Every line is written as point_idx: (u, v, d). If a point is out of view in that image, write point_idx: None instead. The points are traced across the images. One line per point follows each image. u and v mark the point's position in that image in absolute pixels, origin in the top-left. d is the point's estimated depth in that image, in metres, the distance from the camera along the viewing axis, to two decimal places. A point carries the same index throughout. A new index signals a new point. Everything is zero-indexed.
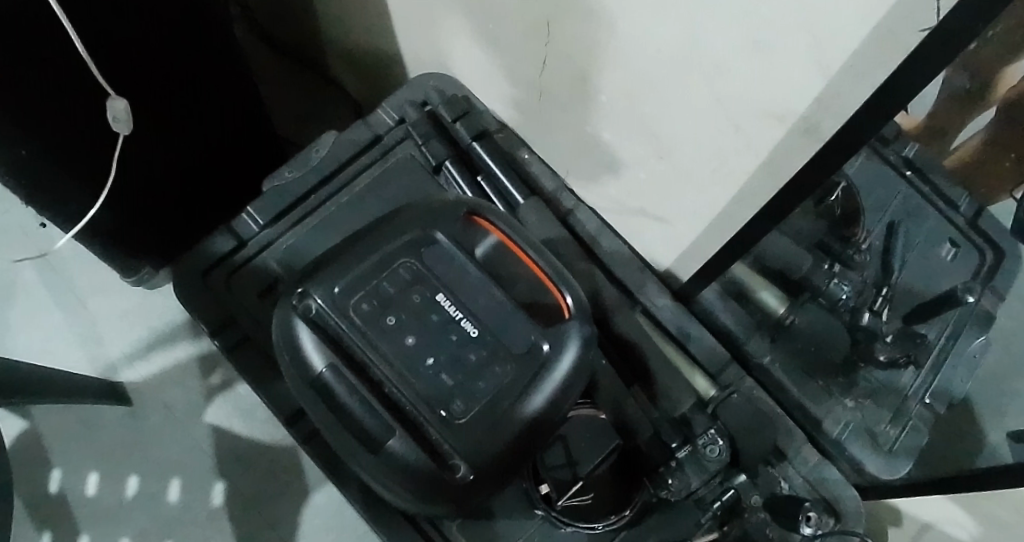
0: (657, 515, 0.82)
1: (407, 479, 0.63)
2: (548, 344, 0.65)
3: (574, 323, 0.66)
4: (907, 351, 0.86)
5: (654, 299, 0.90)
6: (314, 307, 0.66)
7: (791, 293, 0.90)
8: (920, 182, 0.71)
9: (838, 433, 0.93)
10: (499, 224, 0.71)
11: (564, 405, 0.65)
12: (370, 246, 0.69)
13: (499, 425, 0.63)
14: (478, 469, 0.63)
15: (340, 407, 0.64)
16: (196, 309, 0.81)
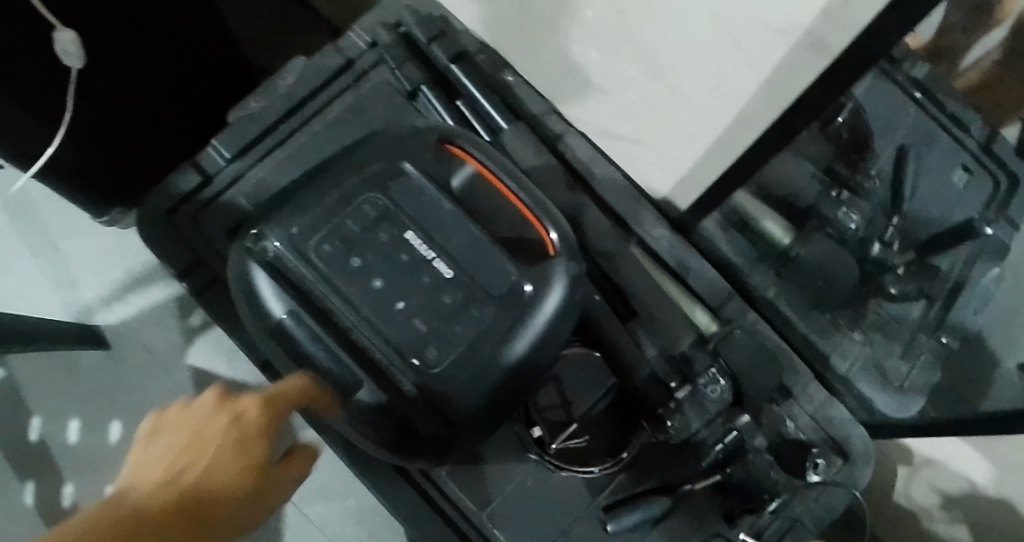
0: (652, 457, 0.80)
1: (381, 432, 0.62)
2: (531, 285, 0.61)
3: (560, 259, 0.62)
4: (918, 284, 0.87)
5: (651, 230, 0.84)
6: (273, 250, 0.62)
7: (796, 223, 0.86)
8: (933, 105, 0.80)
9: (846, 369, 0.86)
10: (475, 153, 0.66)
11: (548, 352, 0.62)
12: (331, 183, 0.65)
13: (478, 374, 0.60)
14: (454, 423, 0.61)
15: (301, 353, 0.61)
16: (163, 251, 0.78)
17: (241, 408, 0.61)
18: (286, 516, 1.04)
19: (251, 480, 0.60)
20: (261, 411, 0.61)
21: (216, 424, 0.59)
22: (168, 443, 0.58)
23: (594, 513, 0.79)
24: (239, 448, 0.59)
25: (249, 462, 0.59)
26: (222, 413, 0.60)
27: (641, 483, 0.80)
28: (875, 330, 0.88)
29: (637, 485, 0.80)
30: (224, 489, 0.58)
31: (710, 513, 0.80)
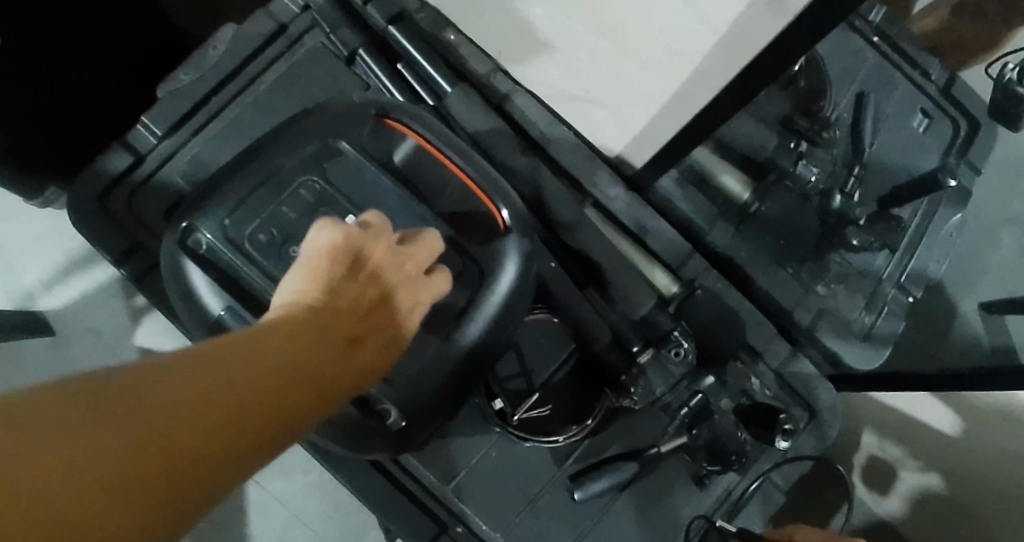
0: (620, 421, 0.80)
1: (334, 425, 0.62)
2: (483, 264, 0.65)
3: (513, 238, 0.65)
4: (879, 234, 0.86)
5: (605, 191, 0.82)
6: (205, 242, 0.64)
7: (755, 177, 0.85)
8: (885, 46, 0.83)
9: (810, 323, 0.85)
10: (415, 126, 0.69)
11: (499, 335, 0.64)
12: (266, 166, 0.66)
13: (432, 365, 0.62)
14: (410, 416, 0.63)
15: None
16: (97, 233, 0.75)
17: (373, 273, 0.50)
18: (248, 495, 0.96)
19: (373, 350, 0.48)
20: (387, 274, 0.52)
21: (360, 259, 0.50)
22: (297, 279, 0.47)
23: (560, 481, 0.78)
24: (374, 285, 0.50)
25: (386, 330, 0.50)
26: (351, 262, 0.49)
27: (608, 448, 0.79)
28: (836, 282, 0.87)
29: (604, 450, 0.79)
30: (356, 332, 0.46)
31: (675, 477, 0.81)
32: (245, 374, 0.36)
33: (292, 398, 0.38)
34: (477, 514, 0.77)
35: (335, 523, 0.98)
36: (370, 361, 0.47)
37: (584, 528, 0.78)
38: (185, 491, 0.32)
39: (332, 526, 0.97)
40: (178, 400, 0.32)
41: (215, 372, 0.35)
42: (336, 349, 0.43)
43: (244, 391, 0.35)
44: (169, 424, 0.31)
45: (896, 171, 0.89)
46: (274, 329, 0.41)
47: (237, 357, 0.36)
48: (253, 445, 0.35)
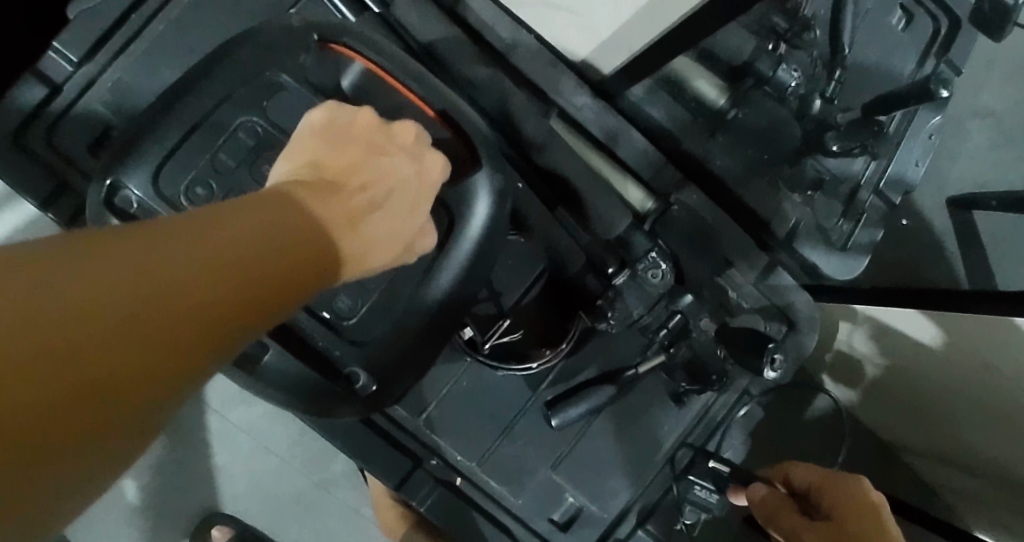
0: (595, 342, 0.77)
1: (298, 391, 0.59)
2: (454, 199, 0.60)
3: (484, 170, 0.60)
4: (860, 141, 0.80)
5: (571, 99, 0.75)
6: (134, 199, 0.59)
7: (730, 81, 0.80)
8: None
9: (790, 228, 0.81)
10: (360, 48, 0.60)
11: (471, 285, 0.61)
12: (201, 106, 0.60)
13: (395, 308, 0.60)
14: (380, 377, 0.60)
15: None
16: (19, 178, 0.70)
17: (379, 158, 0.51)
18: (208, 427, 0.92)
19: (362, 228, 0.46)
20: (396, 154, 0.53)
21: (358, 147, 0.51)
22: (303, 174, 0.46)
23: (537, 407, 0.76)
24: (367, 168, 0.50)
25: (398, 203, 0.50)
26: (346, 155, 0.50)
27: (582, 371, 0.77)
28: (814, 190, 0.83)
29: (578, 374, 0.77)
30: (331, 214, 0.44)
31: (654, 396, 0.79)
32: (194, 245, 0.34)
33: (246, 300, 0.35)
34: (450, 444, 0.74)
35: (301, 449, 0.94)
36: (355, 237, 0.46)
37: (564, 452, 0.77)
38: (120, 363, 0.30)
39: (299, 452, 0.94)
40: (109, 274, 0.31)
41: (155, 246, 0.33)
42: (305, 228, 0.41)
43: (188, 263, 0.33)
44: (98, 297, 0.30)
45: (874, 73, 0.86)
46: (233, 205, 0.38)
47: (184, 229, 0.34)
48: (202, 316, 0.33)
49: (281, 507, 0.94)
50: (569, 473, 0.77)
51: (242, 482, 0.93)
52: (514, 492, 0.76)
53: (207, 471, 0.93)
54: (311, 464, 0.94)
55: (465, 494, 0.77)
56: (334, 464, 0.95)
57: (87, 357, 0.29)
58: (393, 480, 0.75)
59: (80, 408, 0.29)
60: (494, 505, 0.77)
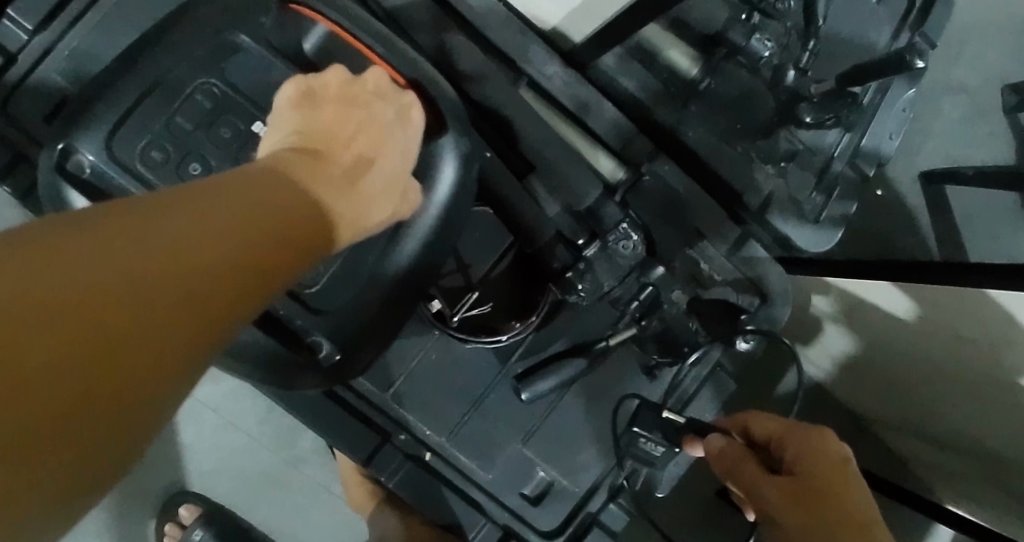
0: (564, 313, 0.76)
1: (258, 362, 0.57)
2: (419, 168, 0.58)
3: (449, 135, 0.57)
4: (833, 112, 0.78)
5: (542, 68, 0.73)
6: (88, 164, 0.56)
7: (702, 50, 0.80)
8: None
9: (760, 205, 0.80)
10: (319, 6, 0.57)
11: (442, 250, 0.59)
12: (155, 69, 0.57)
13: (363, 281, 0.58)
14: (343, 347, 0.58)
15: None
16: None
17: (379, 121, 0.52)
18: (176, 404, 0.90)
19: (363, 197, 0.47)
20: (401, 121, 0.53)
21: (365, 113, 0.52)
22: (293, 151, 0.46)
23: (507, 381, 0.75)
24: (369, 134, 0.51)
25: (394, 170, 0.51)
26: (347, 117, 0.51)
27: (552, 343, 0.76)
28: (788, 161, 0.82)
29: (548, 346, 0.76)
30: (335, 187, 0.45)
31: (624, 367, 0.79)
32: (217, 230, 0.35)
33: (247, 289, 0.36)
34: (418, 418, 0.73)
35: (270, 426, 0.93)
36: (359, 207, 0.47)
37: (534, 426, 0.76)
38: (163, 350, 0.32)
39: (267, 429, 0.93)
40: (146, 267, 0.32)
41: (182, 234, 0.33)
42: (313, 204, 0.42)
43: (217, 251, 0.35)
44: (138, 292, 0.31)
45: (846, 47, 0.86)
46: (246, 185, 0.39)
47: (209, 215, 0.35)
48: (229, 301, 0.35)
49: (249, 485, 0.93)
50: (539, 446, 0.77)
51: (210, 458, 0.92)
52: (484, 467, 0.75)
53: (173, 449, 0.91)
54: (280, 439, 0.93)
55: (434, 469, 0.75)
56: (303, 439, 0.94)
57: (130, 345, 0.31)
58: (361, 455, 0.74)
59: (129, 394, 0.31)
60: (463, 480, 0.75)
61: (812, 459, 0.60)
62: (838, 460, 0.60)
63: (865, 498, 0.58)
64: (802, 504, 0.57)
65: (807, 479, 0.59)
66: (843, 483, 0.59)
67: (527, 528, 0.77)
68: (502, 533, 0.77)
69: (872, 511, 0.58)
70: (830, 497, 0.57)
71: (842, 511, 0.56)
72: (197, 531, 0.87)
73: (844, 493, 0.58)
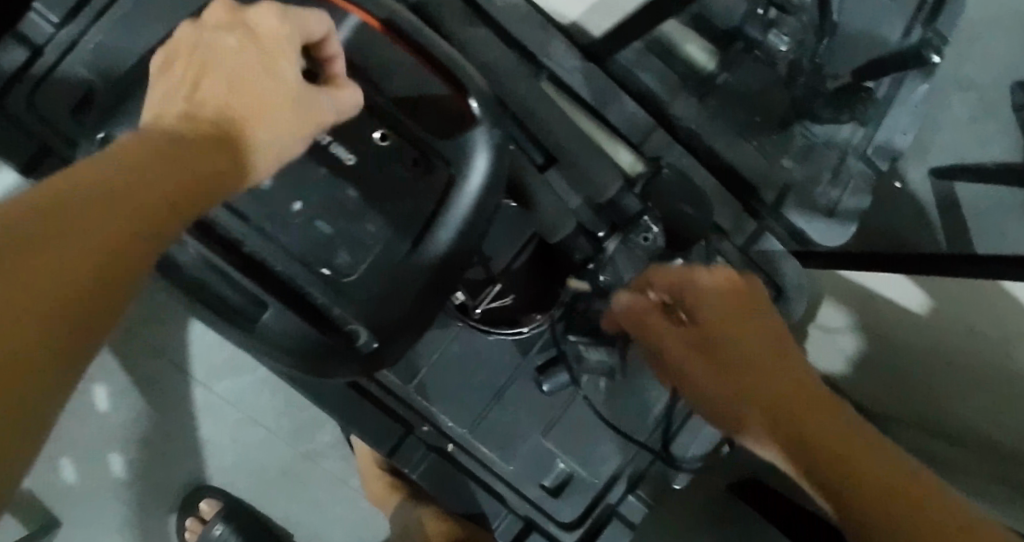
0: (584, 305, 0.76)
1: (294, 351, 0.59)
2: (450, 162, 0.58)
3: (480, 124, 0.58)
4: (850, 107, 0.82)
5: (561, 62, 0.75)
6: None
7: (722, 45, 0.81)
8: None
9: (776, 200, 0.82)
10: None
11: (473, 239, 0.58)
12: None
13: (399, 272, 0.58)
14: (379, 335, 0.58)
15: (182, 271, 0.59)
16: None
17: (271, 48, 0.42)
18: (195, 398, 0.91)
19: (276, 119, 0.41)
20: (284, 33, 0.43)
21: (239, 46, 0.42)
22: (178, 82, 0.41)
23: (527, 371, 0.76)
24: (247, 69, 0.41)
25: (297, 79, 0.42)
26: (212, 73, 0.40)
27: None
28: (802, 156, 0.83)
29: (568, 338, 0.76)
30: (251, 111, 0.40)
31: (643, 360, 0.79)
32: (147, 171, 0.35)
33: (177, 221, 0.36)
34: (441, 410, 0.74)
35: (288, 420, 0.93)
36: (288, 133, 0.41)
37: (555, 418, 0.77)
38: (71, 341, 0.30)
39: (286, 423, 0.93)
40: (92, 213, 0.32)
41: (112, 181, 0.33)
42: (225, 151, 0.38)
43: (106, 236, 0.32)
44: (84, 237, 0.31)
45: (861, 42, 0.86)
46: (148, 156, 0.35)
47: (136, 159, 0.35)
48: (126, 277, 0.33)
49: (268, 479, 0.93)
50: (559, 439, 0.77)
51: (229, 453, 0.92)
52: (505, 458, 0.76)
53: (193, 443, 0.92)
54: (299, 434, 0.93)
55: (457, 461, 0.76)
56: (322, 434, 0.94)
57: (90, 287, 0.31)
58: (385, 447, 0.74)
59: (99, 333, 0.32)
60: (485, 472, 0.76)
61: (728, 314, 0.57)
62: (753, 301, 0.58)
63: (790, 347, 0.56)
64: (748, 378, 0.54)
65: (743, 350, 0.55)
66: (772, 343, 0.56)
67: (548, 519, 0.77)
68: (523, 524, 0.77)
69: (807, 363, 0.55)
70: (771, 367, 0.54)
71: (789, 384, 0.53)
72: (217, 525, 0.88)
73: (775, 353, 0.55)
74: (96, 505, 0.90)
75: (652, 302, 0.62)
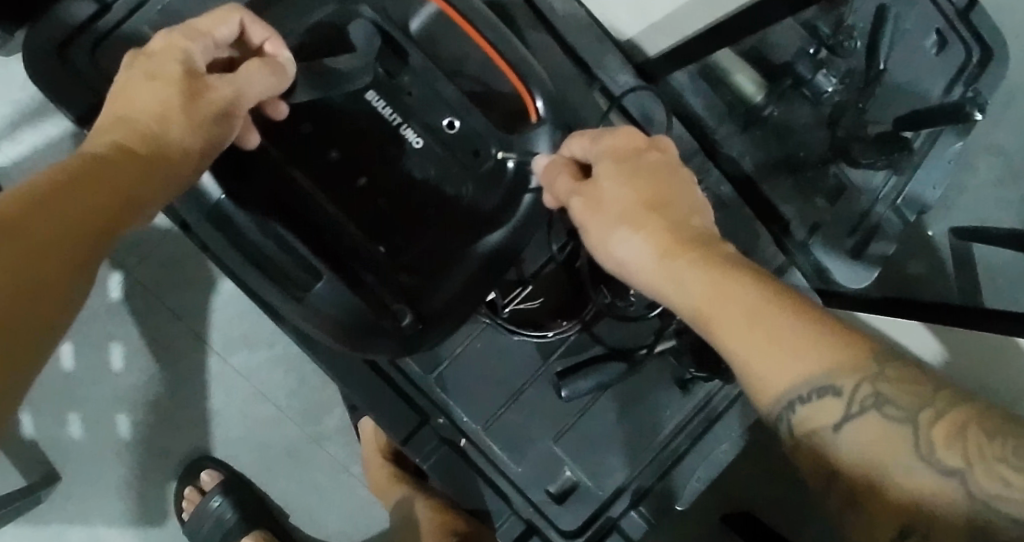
0: (610, 318, 0.77)
1: (336, 323, 0.60)
2: (512, 163, 0.63)
3: (542, 127, 0.64)
4: (887, 156, 0.82)
5: (614, 76, 0.76)
6: None
7: (769, 80, 0.83)
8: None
9: (805, 236, 0.82)
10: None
11: (524, 236, 0.64)
12: (274, 28, 0.63)
13: (454, 259, 0.64)
14: (422, 317, 0.62)
15: (234, 230, 0.60)
16: (57, 94, 0.67)
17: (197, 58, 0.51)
18: (209, 367, 0.92)
19: (183, 108, 0.48)
20: (180, 44, 0.50)
21: (127, 78, 0.49)
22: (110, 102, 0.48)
23: (546, 376, 0.76)
24: (142, 85, 0.48)
25: (188, 75, 0.49)
26: (133, 84, 0.48)
27: (596, 346, 0.77)
28: (832, 198, 0.84)
29: (589, 347, 0.77)
30: (159, 109, 0.47)
31: (658, 379, 0.79)
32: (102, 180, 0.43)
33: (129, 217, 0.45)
34: (459, 403, 0.75)
35: (298, 400, 0.94)
36: (213, 115, 0.50)
37: (567, 425, 0.77)
38: (66, 293, 0.40)
39: (296, 402, 0.94)
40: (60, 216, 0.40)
41: (74, 190, 0.42)
42: (167, 159, 0.47)
43: (85, 220, 0.41)
44: (60, 233, 0.40)
45: (903, 93, 0.87)
46: (99, 155, 0.44)
47: (97, 172, 0.43)
48: (103, 244, 0.42)
49: (271, 457, 0.94)
50: (570, 446, 0.77)
51: (237, 426, 0.93)
52: (514, 459, 0.76)
53: (201, 412, 0.92)
54: (308, 415, 0.94)
55: (467, 457, 0.76)
56: (330, 418, 0.95)
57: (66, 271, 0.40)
58: (399, 433, 0.74)
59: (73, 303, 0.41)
60: (493, 470, 0.76)
61: (644, 180, 0.50)
62: (663, 163, 0.52)
63: (694, 207, 0.50)
64: (678, 248, 0.47)
65: (662, 229, 0.48)
66: (676, 206, 0.50)
67: (549, 525, 0.76)
68: (524, 527, 0.77)
69: (709, 224, 0.50)
70: (692, 239, 0.48)
71: (716, 257, 0.46)
72: (215, 497, 0.88)
73: (686, 219, 0.49)
74: (98, 464, 0.90)
75: (569, 172, 0.55)
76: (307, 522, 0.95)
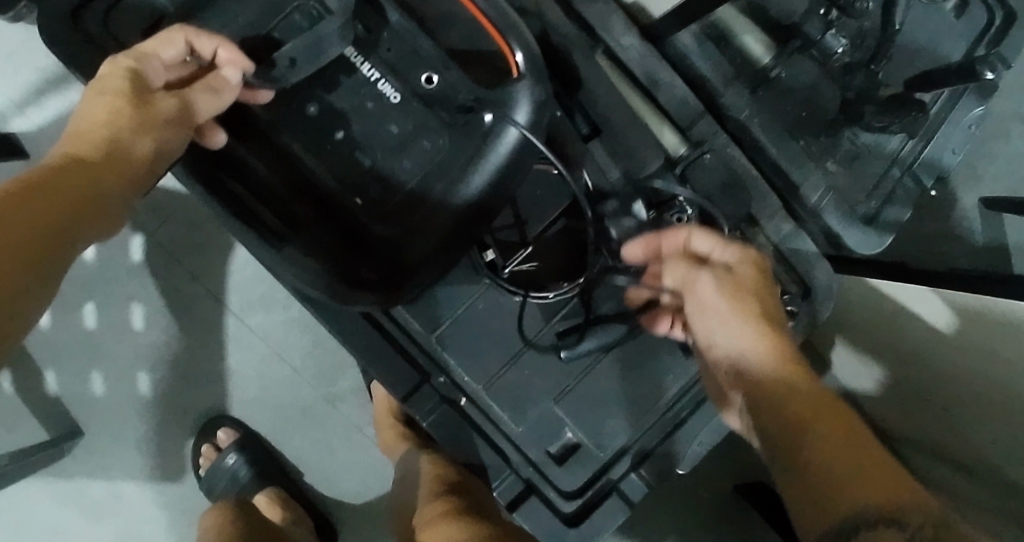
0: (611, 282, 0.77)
1: (321, 279, 0.64)
2: (490, 115, 0.63)
3: (524, 82, 0.62)
4: (897, 119, 0.78)
5: (619, 38, 0.76)
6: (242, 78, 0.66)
7: (779, 42, 0.83)
8: None
9: (817, 200, 0.80)
10: None
11: (504, 188, 0.64)
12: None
13: (434, 209, 0.64)
14: (406, 262, 0.65)
15: (226, 190, 0.65)
16: (70, 55, 0.68)
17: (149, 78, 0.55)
18: (226, 327, 0.94)
19: (134, 115, 0.51)
20: (123, 64, 0.54)
21: (82, 97, 0.52)
22: (73, 117, 0.52)
23: (547, 337, 0.77)
24: (92, 101, 0.51)
25: (136, 89, 0.52)
26: (90, 99, 0.52)
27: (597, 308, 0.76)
28: (847, 162, 0.83)
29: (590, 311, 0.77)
30: (109, 116, 0.50)
31: (659, 345, 0.78)
32: (67, 183, 0.47)
33: (91, 217, 0.48)
34: (459, 364, 0.76)
35: (312, 362, 0.96)
36: (166, 124, 0.53)
37: (565, 386, 0.77)
38: (34, 284, 0.45)
39: (311, 364, 0.96)
40: (28, 217, 0.45)
41: (45, 192, 0.46)
42: (126, 162, 0.51)
43: (50, 220, 0.46)
44: (28, 233, 0.45)
45: (919, 56, 0.85)
46: (64, 161, 0.48)
47: (65, 174, 0.48)
48: (66, 240, 0.47)
49: (286, 416, 0.96)
50: (570, 407, 0.77)
51: (252, 385, 0.95)
52: (514, 420, 0.77)
53: (218, 372, 0.95)
54: (323, 377, 0.96)
55: (468, 416, 0.77)
56: (344, 380, 0.97)
57: (35, 267, 0.45)
58: (399, 392, 0.75)
59: (40, 292, 0.45)
60: (492, 429, 0.77)
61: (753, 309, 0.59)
62: (770, 302, 0.61)
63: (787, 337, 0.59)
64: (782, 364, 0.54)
65: (752, 337, 0.57)
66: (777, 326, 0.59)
67: (547, 485, 0.77)
68: (523, 487, 0.77)
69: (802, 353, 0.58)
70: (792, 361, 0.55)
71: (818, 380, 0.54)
72: (231, 454, 0.91)
73: (783, 341, 0.58)
74: (120, 420, 0.93)
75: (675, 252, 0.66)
76: (322, 481, 0.97)
